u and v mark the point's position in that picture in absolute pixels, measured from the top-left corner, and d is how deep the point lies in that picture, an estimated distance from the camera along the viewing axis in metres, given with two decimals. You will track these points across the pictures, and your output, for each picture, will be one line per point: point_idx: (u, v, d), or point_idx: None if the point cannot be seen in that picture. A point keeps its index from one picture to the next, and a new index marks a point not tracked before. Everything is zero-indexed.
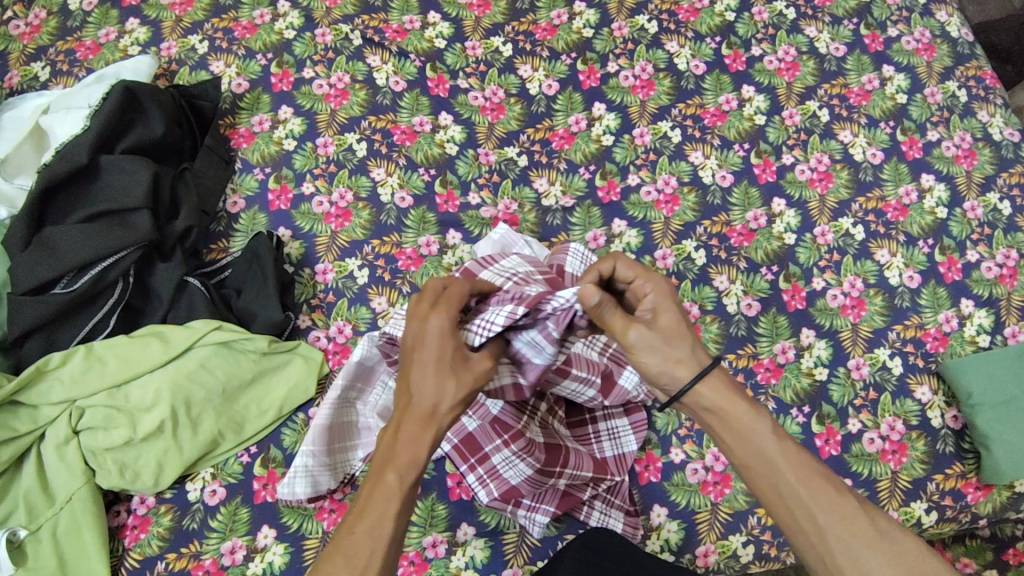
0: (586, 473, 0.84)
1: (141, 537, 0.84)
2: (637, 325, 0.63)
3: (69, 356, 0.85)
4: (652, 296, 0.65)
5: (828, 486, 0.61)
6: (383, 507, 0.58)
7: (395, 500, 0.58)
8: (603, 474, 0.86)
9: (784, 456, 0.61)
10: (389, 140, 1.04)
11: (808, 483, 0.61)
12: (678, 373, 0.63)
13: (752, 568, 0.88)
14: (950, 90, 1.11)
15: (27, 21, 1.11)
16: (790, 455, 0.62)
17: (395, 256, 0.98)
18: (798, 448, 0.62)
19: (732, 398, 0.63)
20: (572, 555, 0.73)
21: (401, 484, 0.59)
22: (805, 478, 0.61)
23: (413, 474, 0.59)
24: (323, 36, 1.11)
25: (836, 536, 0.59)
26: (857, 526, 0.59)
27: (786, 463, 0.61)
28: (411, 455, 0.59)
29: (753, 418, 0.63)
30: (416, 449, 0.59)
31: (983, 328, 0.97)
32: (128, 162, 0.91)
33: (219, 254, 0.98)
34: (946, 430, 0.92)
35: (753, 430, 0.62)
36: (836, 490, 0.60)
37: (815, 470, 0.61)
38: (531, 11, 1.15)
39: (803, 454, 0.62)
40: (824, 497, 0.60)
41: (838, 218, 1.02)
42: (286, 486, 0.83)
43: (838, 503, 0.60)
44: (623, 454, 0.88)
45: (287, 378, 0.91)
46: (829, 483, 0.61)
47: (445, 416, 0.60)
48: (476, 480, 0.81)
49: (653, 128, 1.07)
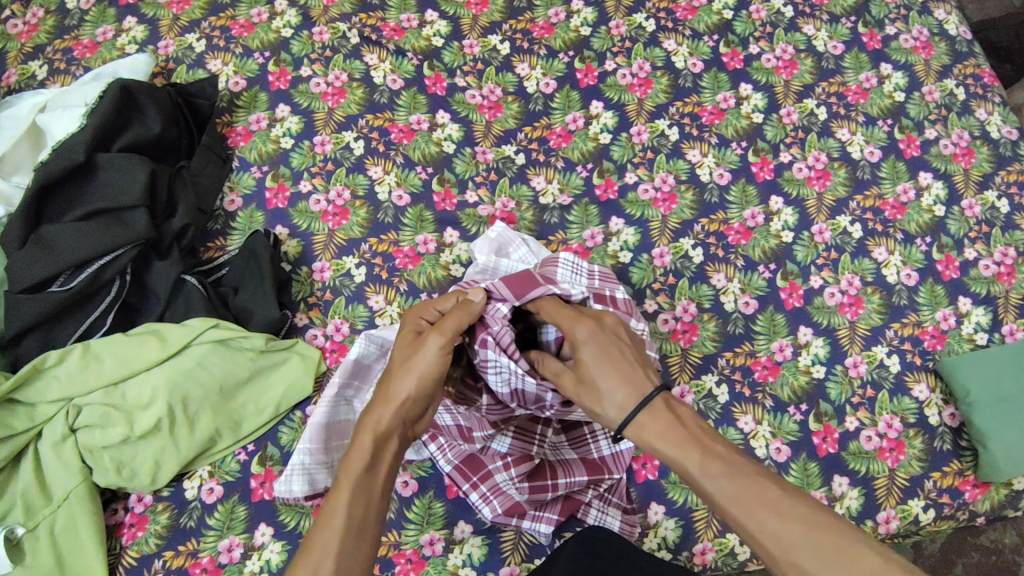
0: (583, 477, 0.85)
1: (138, 535, 0.84)
2: (563, 375, 0.71)
3: (67, 354, 0.85)
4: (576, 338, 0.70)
5: (767, 510, 0.57)
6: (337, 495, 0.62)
7: (345, 487, 0.63)
8: (601, 475, 0.85)
9: (718, 491, 0.59)
10: (386, 138, 1.04)
11: (751, 514, 0.57)
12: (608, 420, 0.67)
13: (750, 566, 0.88)
14: (948, 88, 1.11)
15: (25, 20, 1.11)
16: (722, 488, 0.59)
17: (392, 254, 0.98)
18: (736, 478, 0.59)
19: (662, 434, 0.64)
20: (569, 556, 0.73)
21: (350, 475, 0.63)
22: (744, 508, 0.58)
23: (356, 466, 0.64)
24: (320, 35, 1.11)
25: (787, 559, 0.56)
26: (804, 543, 0.55)
27: (723, 498, 0.59)
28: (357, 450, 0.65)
29: (680, 456, 0.62)
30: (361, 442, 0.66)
31: (980, 326, 0.97)
32: (125, 160, 0.91)
33: (216, 252, 0.98)
34: (944, 428, 0.92)
35: (683, 467, 0.62)
36: (775, 513, 0.57)
37: (754, 498, 0.58)
38: (529, 9, 1.14)
39: (741, 484, 0.59)
40: (766, 524, 0.57)
41: (835, 216, 1.02)
42: (283, 484, 0.83)
43: (779, 526, 0.56)
44: (621, 451, 0.87)
45: (285, 375, 0.91)
46: (771, 509, 0.57)
47: (388, 402, 0.68)
48: (479, 499, 0.84)
49: (650, 126, 1.07)
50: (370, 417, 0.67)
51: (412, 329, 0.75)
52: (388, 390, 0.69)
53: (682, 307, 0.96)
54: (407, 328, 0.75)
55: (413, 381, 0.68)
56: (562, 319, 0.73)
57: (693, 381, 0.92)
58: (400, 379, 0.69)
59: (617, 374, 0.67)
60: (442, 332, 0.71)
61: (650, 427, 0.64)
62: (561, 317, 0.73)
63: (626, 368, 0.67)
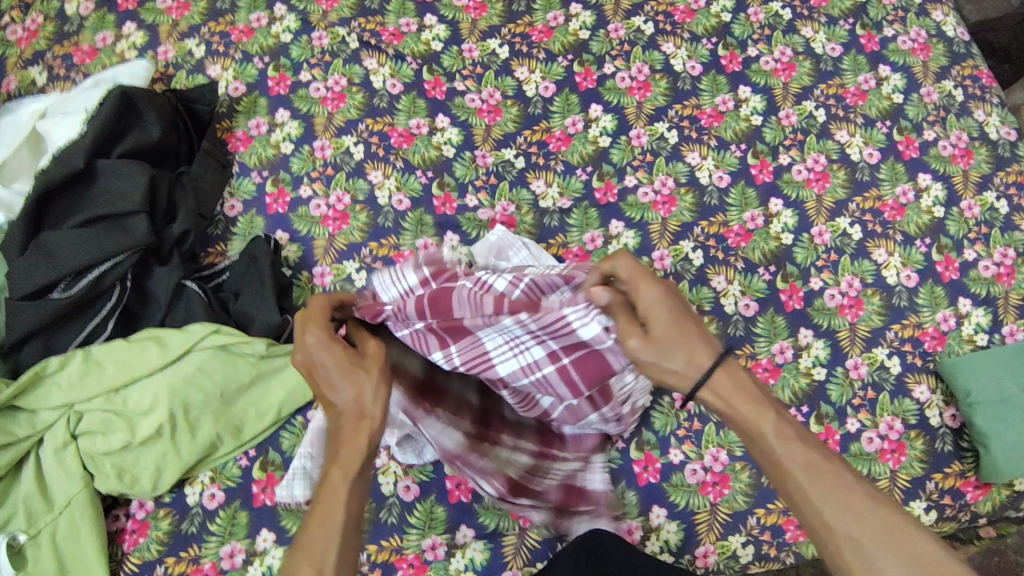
0: (528, 460, 0.83)
1: (140, 541, 0.84)
2: (632, 337, 0.62)
3: (67, 361, 0.85)
4: (644, 301, 0.63)
5: (837, 485, 0.57)
6: (333, 494, 0.57)
7: (344, 491, 0.57)
8: (553, 455, 0.84)
9: (788, 456, 0.59)
10: (386, 142, 1.04)
11: (822, 485, 0.57)
12: (681, 378, 0.63)
13: (753, 569, 0.87)
14: (946, 90, 1.11)
15: (24, 26, 1.11)
16: (794, 453, 0.59)
17: (393, 258, 0.98)
18: (810, 449, 0.59)
19: (737, 393, 0.62)
20: (571, 558, 0.73)
21: (347, 478, 0.58)
22: (811, 477, 0.58)
23: (355, 468, 0.58)
24: (319, 39, 1.11)
25: (845, 531, 0.55)
26: (867, 519, 0.55)
27: (794, 462, 0.58)
28: (352, 453, 0.58)
29: (755, 416, 0.61)
30: (354, 444, 0.59)
31: (981, 327, 0.97)
32: (125, 166, 0.91)
33: (216, 258, 0.99)
34: (945, 429, 0.92)
35: (757, 427, 0.60)
36: (847, 489, 0.57)
37: (828, 470, 0.58)
38: (528, 13, 1.15)
39: (813, 454, 0.59)
40: (835, 495, 0.57)
41: (835, 217, 1.02)
42: (285, 488, 0.85)
43: (847, 498, 0.56)
44: (582, 436, 0.87)
45: (286, 380, 0.91)
46: (841, 484, 0.57)
47: (370, 403, 0.60)
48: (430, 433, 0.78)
49: (649, 128, 1.07)
50: (359, 418, 0.60)
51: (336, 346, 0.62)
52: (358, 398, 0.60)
53: None
54: (330, 349, 0.62)
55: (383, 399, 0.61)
56: (637, 275, 0.63)
57: None
58: (367, 380, 0.61)
59: (692, 336, 0.62)
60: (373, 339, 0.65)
61: (722, 384, 0.62)
62: (636, 274, 0.63)
63: (691, 341, 0.62)
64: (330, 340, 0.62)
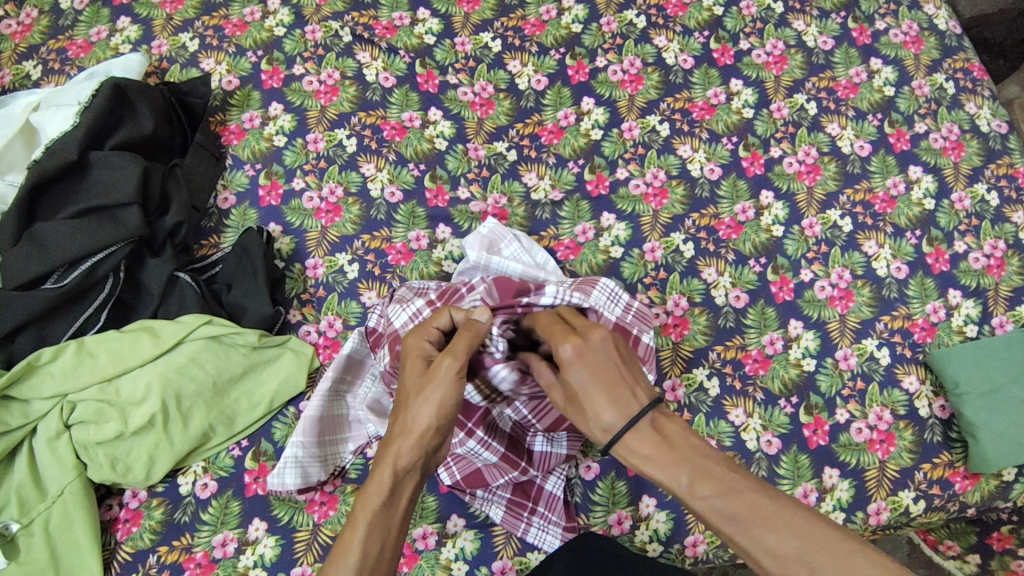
0: (492, 457, 0.83)
1: (132, 530, 0.85)
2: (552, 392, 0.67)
3: (61, 351, 0.85)
4: (560, 355, 0.65)
5: (763, 528, 0.54)
6: (350, 534, 0.59)
7: (360, 528, 0.59)
8: (517, 460, 0.84)
9: (710, 510, 0.57)
10: (378, 136, 1.05)
11: (750, 533, 0.55)
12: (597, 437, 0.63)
13: (741, 558, 0.88)
14: (938, 82, 1.11)
15: (19, 21, 1.12)
16: (715, 506, 0.56)
17: (385, 250, 0.98)
18: (726, 496, 0.56)
19: (647, 454, 0.60)
20: (565, 559, 0.75)
21: (366, 514, 0.60)
22: (739, 526, 0.55)
23: (374, 503, 0.61)
24: (313, 33, 1.11)
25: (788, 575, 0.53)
26: (806, 561, 0.53)
27: (716, 516, 0.56)
28: (376, 486, 0.61)
29: (669, 476, 0.59)
30: (379, 479, 0.62)
31: (971, 318, 0.98)
32: (118, 158, 0.91)
33: (210, 250, 1.00)
34: (934, 419, 0.93)
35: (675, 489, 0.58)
36: (771, 531, 0.54)
37: (746, 514, 0.55)
38: (520, 6, 1.15)
39: (730, 502, 0.56)
40: (763, 541, 0.54)
41: (826, 209, 1.03)
42: (275, 477, 0.84)
43: (775, 545, 0.54)
44: (550, 453, 0.86)
45: (277, 371, 0.91)
46: (767, 523, 0.54)
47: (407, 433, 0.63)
48: None
49: (641, 122, 1.07)
50: (386, 448, 0.63)
51: (420, 358, 0.69)
52: (404, 421, 0.64)
53: (673, 301, 0.97)
54: (412, 356, 0.70)
55: (429, 412, 0.64)
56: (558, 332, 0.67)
57: (684, 375, 0.93)
58: (421, 405, 0.64)
59: (604, 398, 0.61)
60: (454, 356, 0.66)
61: (638, 449, 0.60)
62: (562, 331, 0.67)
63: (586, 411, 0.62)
64: (416, 349, 0.70)
